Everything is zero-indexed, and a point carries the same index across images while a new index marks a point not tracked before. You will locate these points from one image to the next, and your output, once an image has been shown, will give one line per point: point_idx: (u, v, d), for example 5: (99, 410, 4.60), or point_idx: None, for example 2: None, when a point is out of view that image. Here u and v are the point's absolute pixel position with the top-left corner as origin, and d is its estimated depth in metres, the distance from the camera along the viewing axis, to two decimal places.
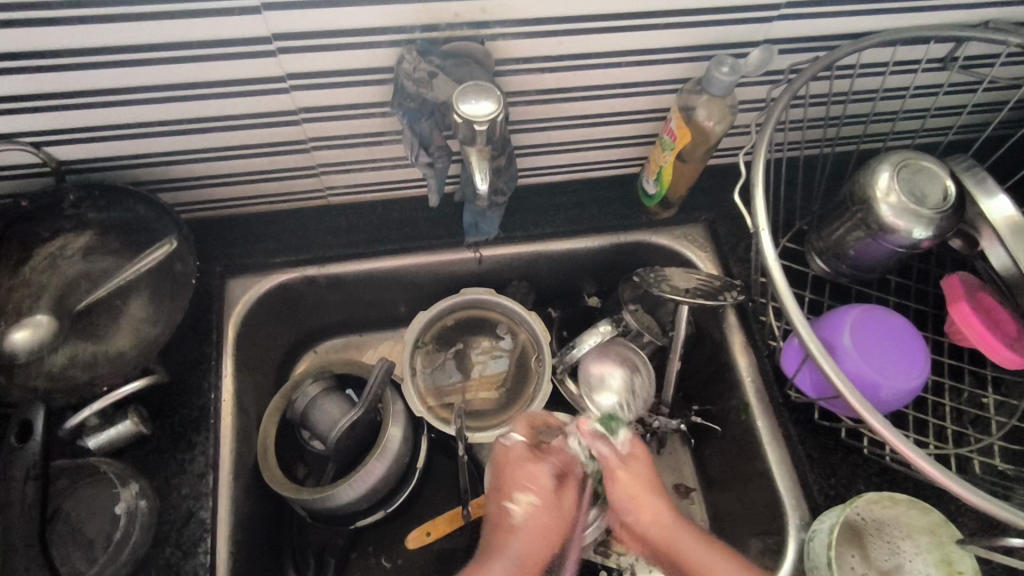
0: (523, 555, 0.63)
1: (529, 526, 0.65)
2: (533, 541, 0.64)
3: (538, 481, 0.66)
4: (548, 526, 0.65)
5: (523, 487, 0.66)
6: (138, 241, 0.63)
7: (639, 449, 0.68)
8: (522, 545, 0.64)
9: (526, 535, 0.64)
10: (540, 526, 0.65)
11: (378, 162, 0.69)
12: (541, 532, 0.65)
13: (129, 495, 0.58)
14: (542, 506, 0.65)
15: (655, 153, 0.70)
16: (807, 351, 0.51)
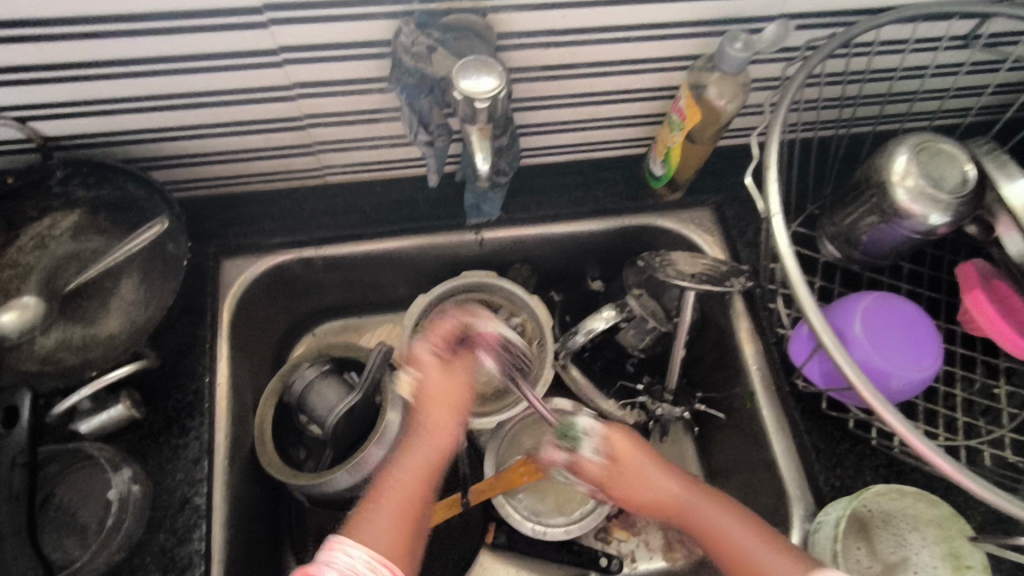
0: (422, 431, 0.58)
1: (419, 406, 0.60)
2: (428, 407, 0.59)
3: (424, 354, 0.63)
4: (445, 390, 0.60)
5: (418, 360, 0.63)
6: (128, 220, 0.61)
7: (613, 440, 0.61)
8: (422, 417, 0.59)
9: (419, 410, 0.60)
10: (431, 393, 0.60)
11: (376, 140, 0.67)
12: (439, 398, 0.60)
13: (121, 480, 0.57)
14: (434, 377, 0.61)
15: (663, 133, 0.68)
16: (820, 342, 0.49)
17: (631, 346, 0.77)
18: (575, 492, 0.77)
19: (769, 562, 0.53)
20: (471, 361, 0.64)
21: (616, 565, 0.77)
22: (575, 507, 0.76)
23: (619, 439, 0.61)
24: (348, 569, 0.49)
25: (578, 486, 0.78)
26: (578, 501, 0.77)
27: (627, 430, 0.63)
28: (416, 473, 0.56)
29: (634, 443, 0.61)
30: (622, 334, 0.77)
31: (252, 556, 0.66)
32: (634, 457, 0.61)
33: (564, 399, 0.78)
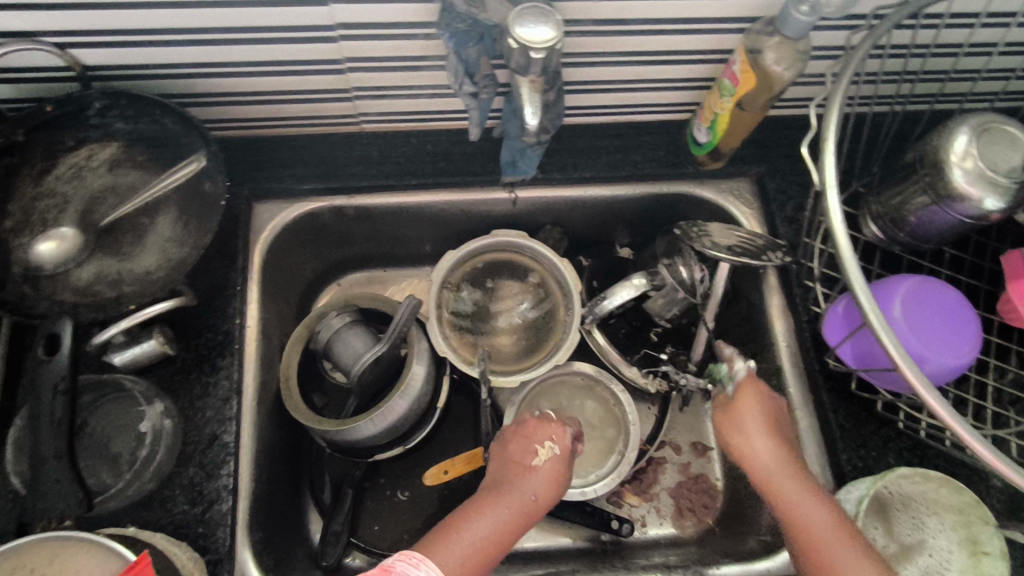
0: (520, 503, 0.61)
1: (522, 478, 0.63)
2: (533, 482, 0.63)
3: (553, 438, 0.67)
4: (551, 477, 0.64)
5: (547, 437, 0.67)
6: (164, 156, 0.60)
7: (746, 394, 0.62)
8: (526, 489, 0.62)
9: (523, 482, 0.63)
10: (544, 477, 0.64)
11: (416, 89, 0.65)
12: (546, 479, 0.64)
13: (154, 413, 0.59)
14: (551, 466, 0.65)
15: (710, 98, 0.66)
16: (866, 319, 0.47)
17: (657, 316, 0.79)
18: (592, 454, 0.78)
19: (846, 563, 0.52)
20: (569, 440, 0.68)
21: (627, 529, 0.77)
22: (591, 469, 0.77)
23: (754, 397, 0.62)
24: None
25: (595, 449, 0.78)
26: (595, 465, 0.78)
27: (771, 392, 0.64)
28: (503, 529, 0.60)
29: (767, 410, 0.62)
30: (650, 303, 0.76)
31: (275, 495, 0.68)
32: (760, 420, 0.61)
33: (587, 364, 0.81)
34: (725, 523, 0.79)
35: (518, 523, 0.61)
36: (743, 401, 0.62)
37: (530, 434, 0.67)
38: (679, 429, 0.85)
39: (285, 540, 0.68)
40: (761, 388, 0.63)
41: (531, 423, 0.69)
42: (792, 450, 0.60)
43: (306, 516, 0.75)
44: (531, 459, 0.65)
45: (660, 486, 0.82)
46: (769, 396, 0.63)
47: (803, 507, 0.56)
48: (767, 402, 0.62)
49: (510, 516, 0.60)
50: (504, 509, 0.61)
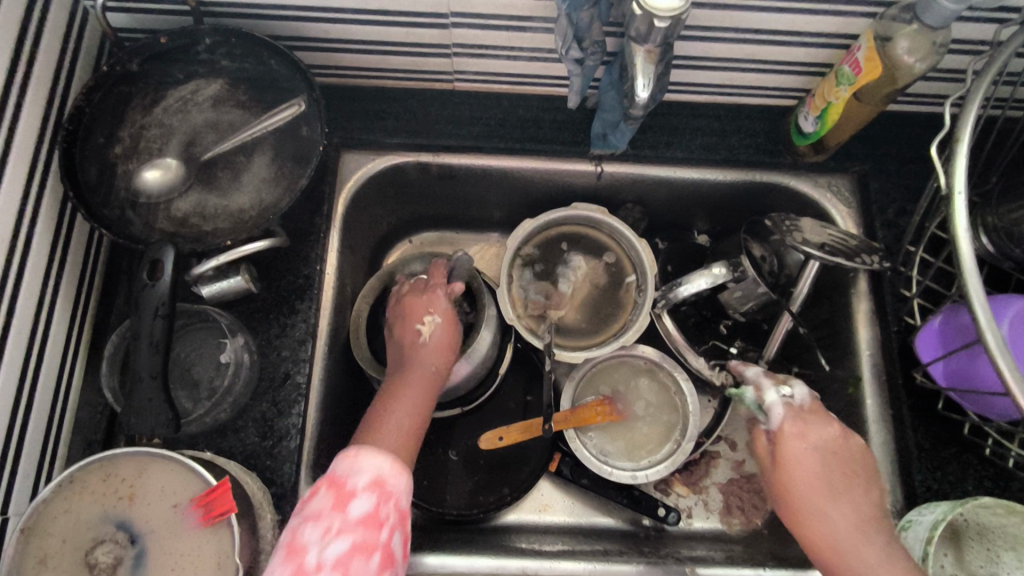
0: (426, 377, 0.63)
1: (421, 355, 0.64)
2: (427, 357, 0.64)
3: (428, 312, 0.66)
4: (442, 339, 0.65)
5: (424, 312, 0.67)
6: (264, 98, 0.61)
7: (788, 430, 0.59)
8: (420, 368, 0.63)
9: (423, 360, 0.64)
10: (436, 350, 0.65)
11: (516, 51, 0.64)
12: (439, 347, 0.65)
13: (236, 346, 0.60)
14: (439, 335, 0.65)
15: (824, 85, 0.62)
16: (979, 338, 0.43)
17: (731, 308, 0.76)
18: (647, 440, 0.77)
19: None
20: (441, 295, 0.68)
21: (673, 518, 0.75)
22: (644, 455, 0.77)
23: (799, 436, 0.58)
24: (375, 472, 0.52)
25: (652, 434, 0.78)
26: (648, 450, 0.77)
27: (828, 423, 0.59)
28: (420, 401, 0.62)
29: (816, 449, 0.58)
30: (727, 294, 0.74)
31: (335, 438, 0.70)
32: (809, 458, 0.58)
33: (650, 348, 0.79)
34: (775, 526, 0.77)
35: (430, 393, 0.63)
36: (788, 437, 0.59)
37: (411, 307, 0.67)
38: (737, 426, 0.83)
39: None
40: (805, 418, 0.59)
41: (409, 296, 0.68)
42: (844, 482, 0.57)
43: None
44: (416, 334, 0.65)
45: (711, 480, 0.81)
46: (820, 433, 0.58)
47: (847, 555, 0.54)
48: (817, 433, 0.59)
49: (418, 392, 0.63)
50: (409, 383, 0.63)
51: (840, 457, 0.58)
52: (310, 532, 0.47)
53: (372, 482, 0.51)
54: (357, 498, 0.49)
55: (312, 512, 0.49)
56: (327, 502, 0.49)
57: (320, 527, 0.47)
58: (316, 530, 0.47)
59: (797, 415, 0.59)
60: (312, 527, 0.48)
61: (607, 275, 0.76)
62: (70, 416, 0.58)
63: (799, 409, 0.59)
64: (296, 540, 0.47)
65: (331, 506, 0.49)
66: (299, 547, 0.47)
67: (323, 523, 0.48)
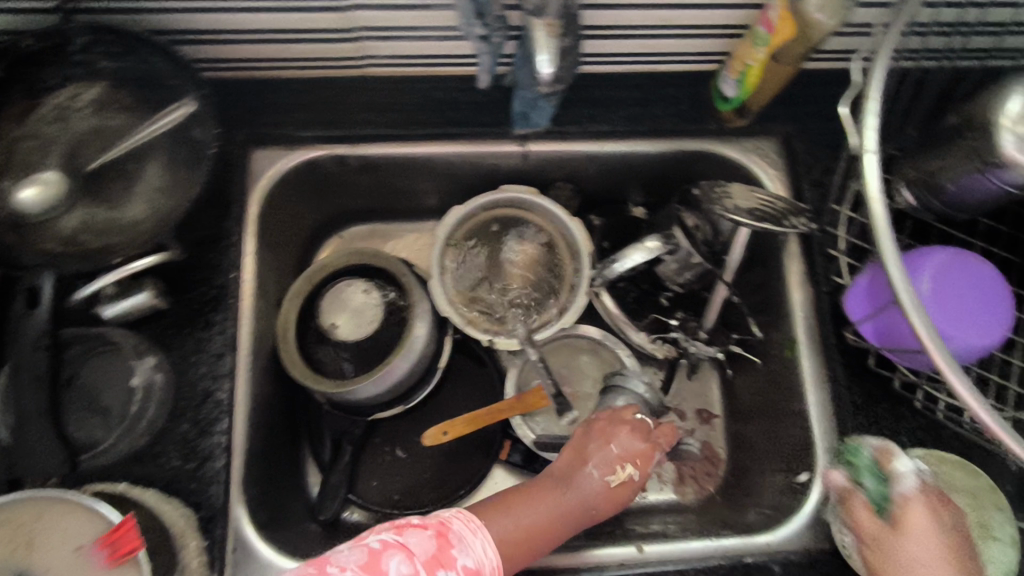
0: (572, 503, 0.60)
1: (589, 490, 0.61)
2: (591, 492, 0.61)
3: (632, 460, 0.63)
4: (619, 493, 0.62)
5: (630, 458, 0.63)
6: (152, 98, 0.56)
7: (916, 508, 0.49)
8: (579, 498, 0.61)
9: (585, 492, 0.61)
10: (603, 495, 0.61)
11: (424, 31, 0.61)
12: (608, 500, 0.62)
13: (145, 367, 0.57)
14: (623, 486, 0.62)
15: (741, 48, 0.60)
16: (895, 297, 0.42)
17: (668, 279, 0.75)
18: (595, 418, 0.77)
19: None
20: (671, 435, 0.66)
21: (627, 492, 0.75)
22: None
23: (925, 516, 0.48)
24: (477, 560, 0.53)
25: None
26: None
27: (949, 509, 0.49)
28: (550, 525, 0.59)
29: (946, 537, 0.48)
30: (662, 266, 0.74)
31: (269, 451, 0.67)
32: (936, 547, 0.47)
33: (593, 328, 0.79)
34: (726, 492, 0.77)
35: (558, 523, 0.59)
36: (917, 519, 0.48)
37: (611, 432, 0.64)
38: (685, 396, 0.83)
39: (281, 495, 0.68)
40: (932, 501, 0.49)
41: (650, 433, 0.65)
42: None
43: (304, 468, 0.75)
44: (602, 472, 0.62)
45: None
46: (945, 519, 0.49)
47: None
48: (945, 519, 0.48)
49: (557, 512, 0.60)
50: (562, 501, 0.61)
51: (964, 550, 0.48)
52: (393, 561, 0.49)
53: (469, 566, 0.52)
54: (453, 568, 0.51)
55: (408, 547, 0.51)
56: (425, 548, 0.51)
57: (408, 566, 0.49)
58: (403, 566, 0.49)
59: (926, 494, 0.49)
60: (400, 559, 0.50)
61: (541, 255, 0.74)
62: None
63: (927, 487, 0.50)
64: (379, 559, 0.49)
65: (427, 556, 0.51)
66: (378, 570, 0.49)
67: (411, 564, 0.50)
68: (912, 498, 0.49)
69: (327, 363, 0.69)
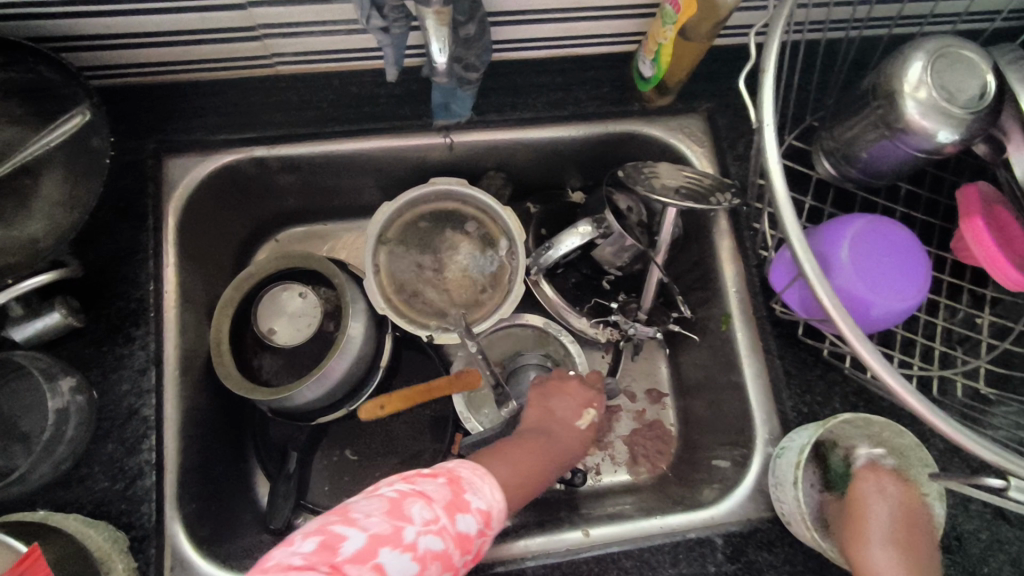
0: (552, 445, 0.61)
1: (564, 437, 0.63)
2: (565, 435, 0.63)
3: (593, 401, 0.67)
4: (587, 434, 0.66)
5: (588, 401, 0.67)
6: (46, 109, 0.54)
7: (863, 482, 0.54)
8: (559, 440, 0.62)
9: (562, 437, 0.63)
10: (578, 437, 0.64)
11: (330, 25, 0.60)
12: (581, 439, 0.65)
13: (64, 389, 0.54)
14: (589, 431, 0.65)
15: (653, 27, 0.61)
16: (799, 269, 0.43)
17: (606, 264, 0.75)
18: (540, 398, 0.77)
19: None
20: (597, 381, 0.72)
21: (581, 478, 0.75)
22: None
23: (871, 485, 0.54)
24: (490, 504, 0.50)
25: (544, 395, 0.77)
26: None
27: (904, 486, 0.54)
28: (543, 463, 0.59)
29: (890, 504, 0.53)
30: (600, 251, 0.73)
31: (208, 464, 0.65)
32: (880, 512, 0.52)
33: (536, 317, 0.78)
34: (677, 468, 0.78)
35: (548, 464, 0.59)
36: (862, 489, 0.54)
37: (565, 382, 0.69)
38: (634, 376, 0.84)
39: (226, 506, 0.67)
40: (883, 477, 0.54)
41: (589, 380, 0.72)
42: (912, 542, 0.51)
43: (252, 477, 0.74)
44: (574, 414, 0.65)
45: (615, 434, 0.82)
46: (896, 492, 0.53)
47: None
48: (894, 488, 0.53)
49: (548, 453, 0.60)
50: (550, 443, 0.61)
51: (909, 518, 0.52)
52: (416, 508, 0.46)
53: (482, 510, 0.49)
54: (470, 511, 0.48)
55: (424, 492, 0.47)
56: (442, 493, 0.48)
57: (430, 512, 0.46)
58: (426, 512, 0.46)
59: (878, 471, 0.55)
60: (421, 505, 0.46)
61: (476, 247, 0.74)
62: None
63: (878, 467, 0.55)
64: (402, 506, 0.46)
65: (445, 501, 0.47)
66: (403, 516, 0.45)
67: (433, 510, 0.46)
68: (862, 471, 0.55)
69: (266, 371, 0.68)
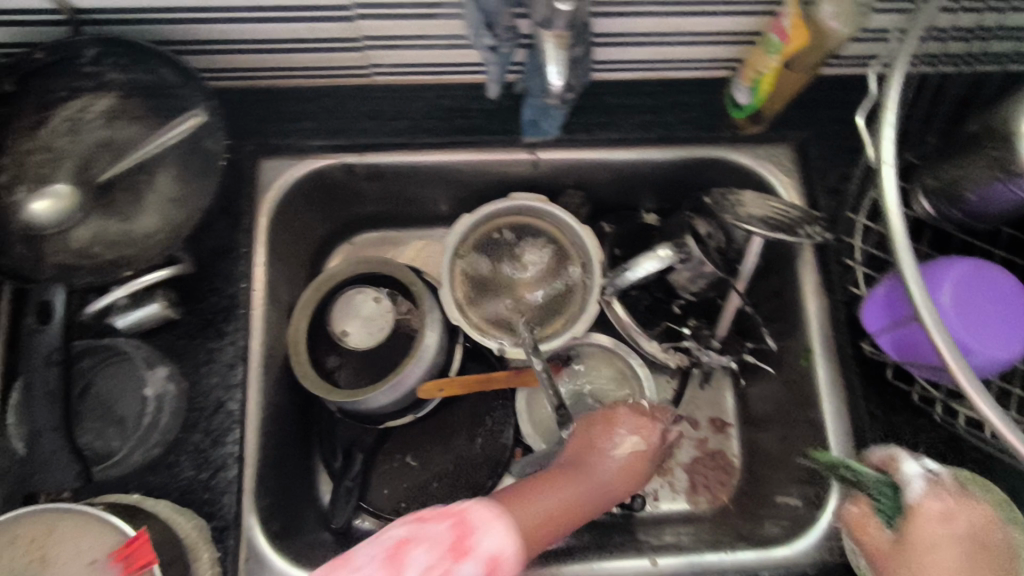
0: (585, 487, 0.58)
1: (596, 470, 0.59)
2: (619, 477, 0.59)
3: (636, 428, 0.62)
4: (637, 462, 0.61)
5: (632, 428, 0.62)
6: (164, 109, 0.56)
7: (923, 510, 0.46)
8: (592, 484, 0.58)
9: (599, 473, 0.59)
10: (619, 474, 0.60)
11: (432, 39, 0.61)
12: (624, 473, 0.60)
13: (157, 378, 0.57)
14: (637, 457, 0.61)
15: (754, 55, 0.60)
16: (915, 314, 0.42)
17: (681, 288, 0.73)
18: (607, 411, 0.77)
19: None
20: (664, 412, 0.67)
21: (639, 503, 0.75)
22: None
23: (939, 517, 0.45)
24: (499, 549, 0.49)
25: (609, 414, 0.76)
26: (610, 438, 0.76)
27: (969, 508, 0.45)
28: (569, 508, 0.56)
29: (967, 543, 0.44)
30: (675, 275, 0.71)
31: (281, 460, 0.67)
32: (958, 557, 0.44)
33: (604, 337, 0.78)
34: (739, 501, 0.76)
35: (577, 510, 0.57)
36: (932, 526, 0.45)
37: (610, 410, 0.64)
38: (699, 405, 0.82)
39: (293, 502, 0.68)
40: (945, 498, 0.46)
41: (634, 406, 0.65)
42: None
43: (315, 476, 0.75)
44: (612, 447, 0.61)
45: (676, 460, 0.80)
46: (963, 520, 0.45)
47: None
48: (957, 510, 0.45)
49: (574, 497, 0.56)
50: (581, 486, 0.58)
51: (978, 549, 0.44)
52: (416, 555, 0.47)
53: (492, 554, 0.49)
54: (471, 557, 0.47)
55: (427, 538, 0.48)
56: (445, 540, 0.48)
57: (430, 560, 0.47)
58: (426, 559, 0.47)
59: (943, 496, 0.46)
60: (421, 553, 0.47)
61: (550, 264, 0.74)
62: None
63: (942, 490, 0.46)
64: (402, 554, 0.47)
65: (449, 546, 0.47)
66: (401, 564, 0.46)
67: (434, 558, 0.47)
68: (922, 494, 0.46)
69: (340, 373, 0.70)
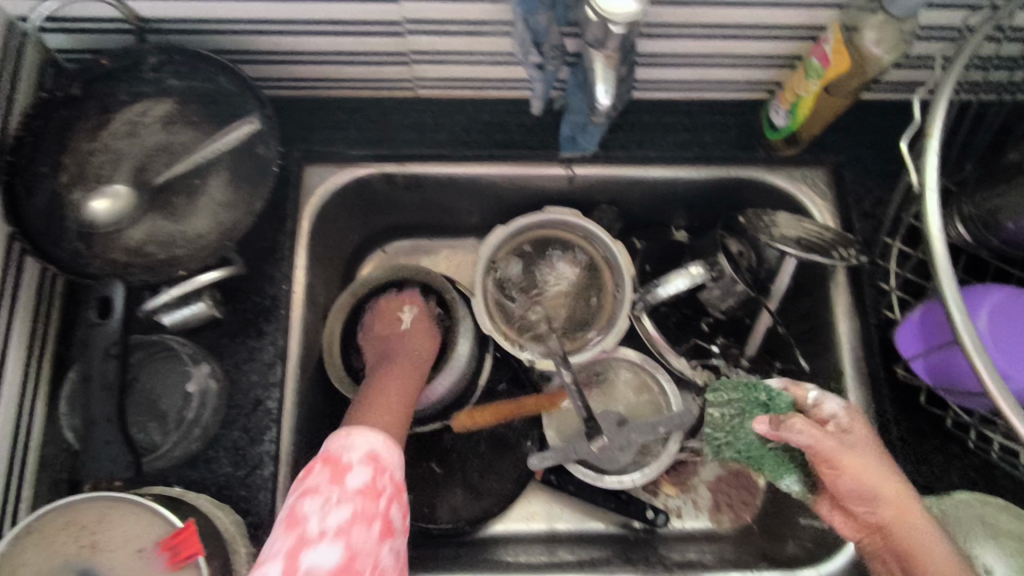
0: (404, 369, 0.66)
1: (405, 351, 0.67)
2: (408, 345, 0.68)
3: (409, 305, 0.72)
4: (423, 335, 0.70)
5: (400, 308, 0.71)
6: (219, 115, 0.58)
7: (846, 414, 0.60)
8: (400, 380, 0.64)
9: (405, 349, 0.68)
10: (412, 337, 0.69)
11: (477, 55, 0.63)
12: (413, 339, 0.69)
13: (200, 375, 0.59)
14: (419, 327, 0.70)
15: (794, 78, 0.61)
16: (957, 340, 0.42)
17: (710, 306, 0.73)
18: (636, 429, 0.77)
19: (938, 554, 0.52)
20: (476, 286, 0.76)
21: (663, 519, 0.74)
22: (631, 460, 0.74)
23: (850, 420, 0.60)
24: (367, 448, 0.52)
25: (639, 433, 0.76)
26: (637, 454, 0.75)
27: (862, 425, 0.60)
28: (409, 395, 0.64)
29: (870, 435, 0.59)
30: (706, 293, 0.71)
31: None
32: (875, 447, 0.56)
33: (632, 351, 0.78)
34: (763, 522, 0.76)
35: (407, 400, 0.63)
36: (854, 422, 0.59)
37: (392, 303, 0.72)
38: None
39: None
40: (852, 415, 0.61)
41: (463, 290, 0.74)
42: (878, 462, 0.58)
43: None
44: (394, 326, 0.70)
45: (699, 478, 0.78)
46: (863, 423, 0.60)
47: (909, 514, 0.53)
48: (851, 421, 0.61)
49: (401, 385, 0.64)
50: (397, 381, 0.64)
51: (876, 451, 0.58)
52: (309, 505, 0.48)
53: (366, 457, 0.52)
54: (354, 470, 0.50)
55: (309, 487, 0.49)
56: (324, 477, 0.50)
57: (323, 500, 0.48)
58: (317, 501, 0.48)
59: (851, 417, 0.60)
60: (312, 502, 0.48)
61: (581, 278, 0.75)
62: (34, 457, 0.58)
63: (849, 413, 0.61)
64: (296, 514, 0.48)
65: (331, 479, 0.50)
66: (301, 522, 0.47)
67: (323, 497, 0.48)
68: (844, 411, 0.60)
69: None
